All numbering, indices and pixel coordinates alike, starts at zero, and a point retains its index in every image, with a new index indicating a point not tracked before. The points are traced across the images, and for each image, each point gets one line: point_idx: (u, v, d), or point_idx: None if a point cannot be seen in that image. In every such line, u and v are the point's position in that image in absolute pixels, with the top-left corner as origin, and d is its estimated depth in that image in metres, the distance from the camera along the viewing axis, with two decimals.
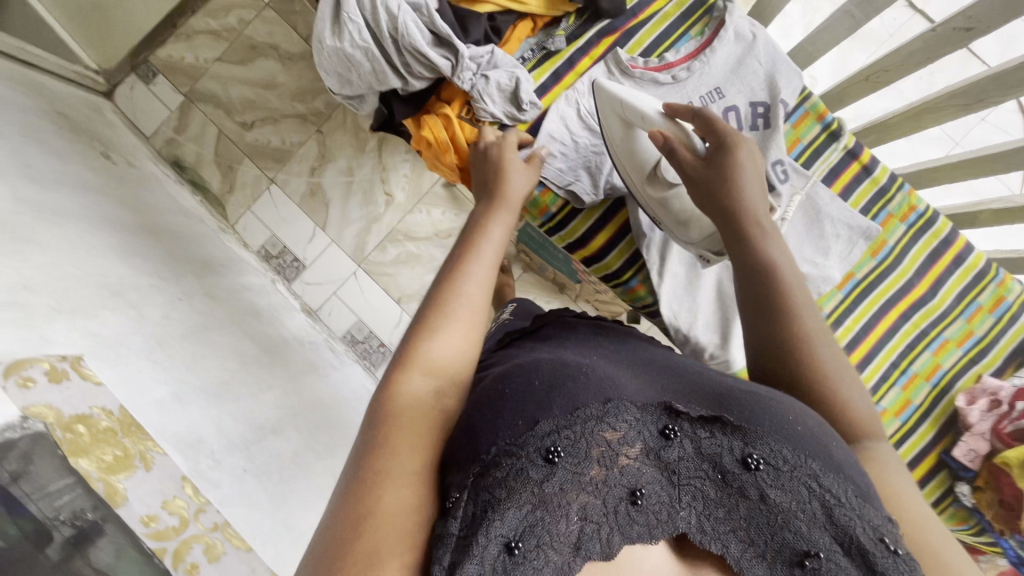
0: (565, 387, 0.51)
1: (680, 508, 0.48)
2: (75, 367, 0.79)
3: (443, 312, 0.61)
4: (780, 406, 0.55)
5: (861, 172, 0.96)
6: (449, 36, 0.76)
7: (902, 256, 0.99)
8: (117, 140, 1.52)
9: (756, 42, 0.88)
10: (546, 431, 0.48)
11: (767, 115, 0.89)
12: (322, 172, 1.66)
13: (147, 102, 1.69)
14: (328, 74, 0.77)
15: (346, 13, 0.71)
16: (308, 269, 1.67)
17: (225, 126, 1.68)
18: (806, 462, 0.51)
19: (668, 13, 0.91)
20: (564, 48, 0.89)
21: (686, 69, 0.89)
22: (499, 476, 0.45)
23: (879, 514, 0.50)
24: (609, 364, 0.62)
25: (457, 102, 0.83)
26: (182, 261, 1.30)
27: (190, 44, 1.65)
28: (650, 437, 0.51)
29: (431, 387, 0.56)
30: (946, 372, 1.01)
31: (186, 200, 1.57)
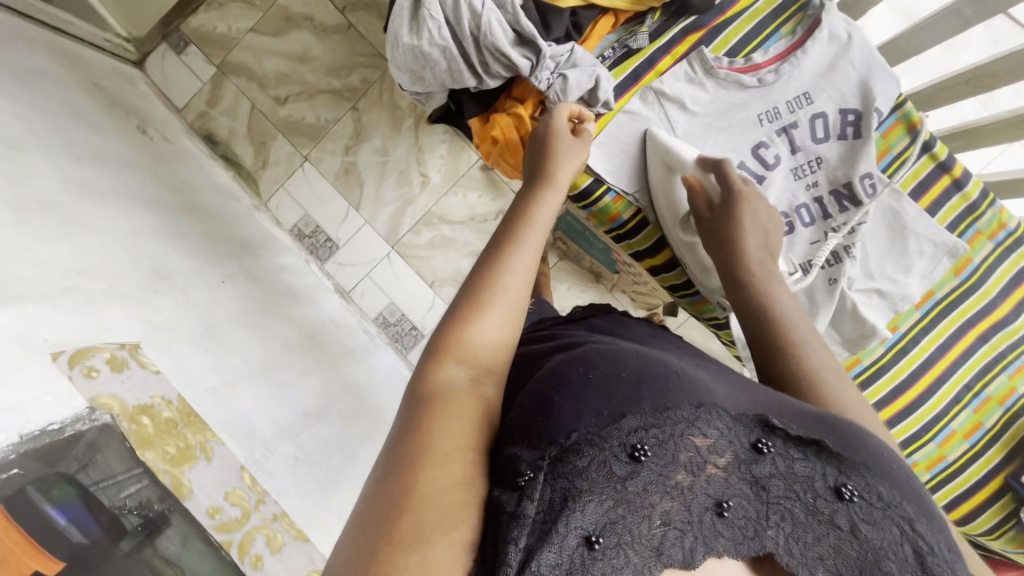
0: (654, 386, 0.46)
1: (768, 527, 0.44)
2: (133, 355, 0.79)
3: (482, 299, 0.58)
4: (870, 437, 0.49)
5: (951, 186, 0.90)
6: (533, 35, 0.71)
7: (988, 275, 0.95)
8: (150, 114, 1.50)
9: (855, 42, 0.81)
10: (630, 428, 0.43)
11: (858, 121, 0.82)
12: (357, 150, 1.63)
13: (178, 73, 1.65)
14: (400, 71, 0.74)
15: (426, 11, 0.67)
16: (341, 249, 1.66)
17: (259, 101, 1.65)
18: (901, 502, 0.44)
19: (758, 10, 0.85)
20: (647, 46, 0.82)
21: (774, 71, 0.83)
22: (580, 465, 0.41)
23: (969, 572, 0.43)
24: (705, 365, 0.57)
25: (530, 101, 0.78)
26: (221, 242, 1.29)
27: (223, 14, 1.62)
28: (741, 448, 0.45)
29: (470, 372, 0.53)
30: (1021, 396, 0.98)
31: (218, 176, 1.57)
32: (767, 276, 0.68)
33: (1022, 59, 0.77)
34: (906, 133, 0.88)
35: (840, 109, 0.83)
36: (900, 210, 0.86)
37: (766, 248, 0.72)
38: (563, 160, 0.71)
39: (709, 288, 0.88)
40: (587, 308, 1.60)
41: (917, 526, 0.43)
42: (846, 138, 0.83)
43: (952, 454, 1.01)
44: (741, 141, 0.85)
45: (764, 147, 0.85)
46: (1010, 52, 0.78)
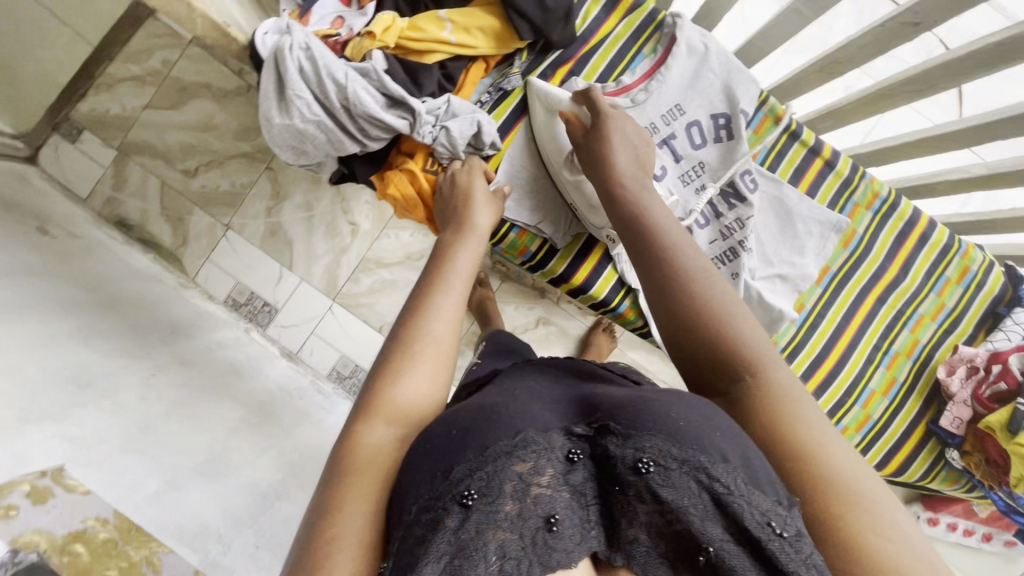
0: (478, 428, 0.47)
1: (590, 527, 0.46)
2: (58, 481, 0.75)
3: (410, 351, 0.59)
4: (679, 398, 0.48)
5: (824, 167, 0.97)
6: (403, 96, 0.70)
7: (873, 243, 1.01)
8: (51, 211, 1.43)
9: (712, 51, 0.85)
10: (459, 476, 0.44)
11: (728, 124, 0.87)
12: (280, 210, 1.60)
13: (77, 161, 1.58)
14: (281, 149, 0.73)
15: (291, 90, 0.66)
16: (281, 311, 1.62)
17: (168, 176, 1.60)
18: (693, 454, 0.43)
19: (619, 35, 0.89)
20: (521, 84, 0.85)
21: (644, 90, 0.85)
22: (421, 533, 0.42)
23: (767, 498, 0.42)
24: (530, 388, 0.57)
25: (420, 154, 0.79)
26: (147, 331, 1.24)
27: (114, 94, 1.56)
28: (557, 462, 0.46)
29: (398, 429, 0.54)
30: (925, 346, 1.06)
31: (138, 261, 1.51)
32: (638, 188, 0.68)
33: (860, 45, 0.84)
34: (775, 125, 0.94)
35: (711, 114, 0.87)
36: (782, 199, 0.92)
37: (637, 165, 0.72)
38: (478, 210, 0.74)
39: (597, 226, 0.88)
40: (538, 324, 1.61)
41: (713, 471, 0.42)
42: (721, 141, 0.87)
43: (876, 412, 1.08)
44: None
45: None
46: (849, 40, 0.85)
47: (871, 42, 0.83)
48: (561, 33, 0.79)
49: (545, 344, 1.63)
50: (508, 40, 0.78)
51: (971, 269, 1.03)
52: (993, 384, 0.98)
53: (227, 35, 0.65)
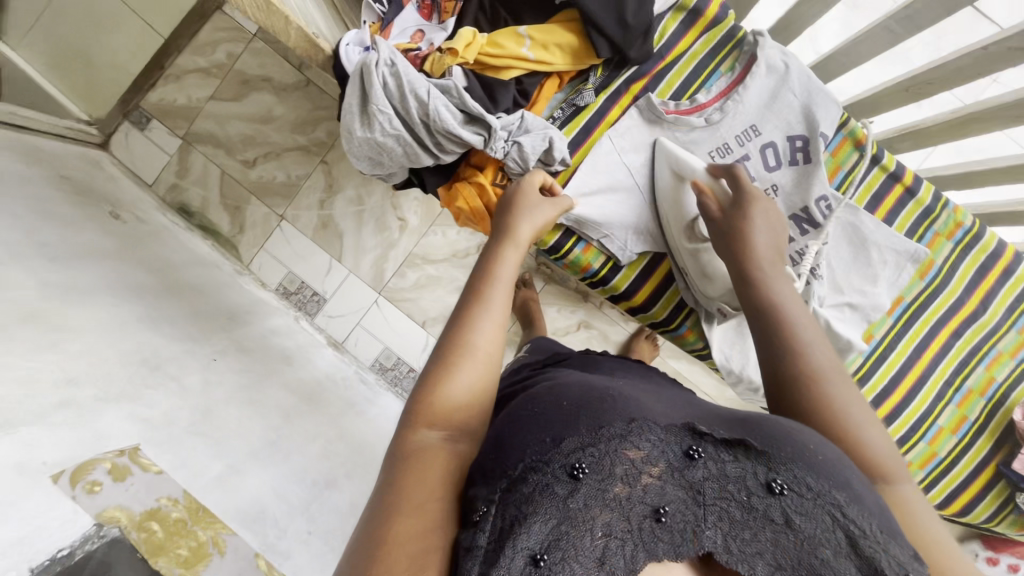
0: (595, 406, 0.49)
1: (704, 527, 0.44)
2: (133, 459, 0.80)
3: (451, 357, 0.58)
4: (808, 434, 0.52)
5: (905, 194, 0.93)
6: (481, 113, 0.70)
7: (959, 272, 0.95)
8: (121, 196, 1.50)
9: (793, 71, 0.83)
10: (570, 448, 0.45)
11: (806, 147, 0.84)
12: (332, 203, 1.64)
13: (143, 148, 1.66)
14: (359, 160, 0.74)
15: (374, 105, 0.66)
16: (328, 301, 1.66)
17: (227, 166, 1.66)
18: (830, 490, 0.46)
19: (696, 51, 0.87)
20: (593, 100, 0.84)
21: (719, 110, 0.85)
22: (526, 492, 0.43)
23: (903, 551, 0.44)
24: (640, 388, 0.59)
25: (490, 167, 0.79)
26: (208, 316, 1.29)
27: (181, 84, 1.62)
28: (674, 456, 0.47)
29: (445, 432, 0.54)
30: (1001, 384, 1.01)
31: (198, 247, 1.58)
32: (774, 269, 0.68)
33: (955, 67, 0.81)
34: (854, 149, 0.90)
35: (787, 136, 0.85)
36: (855, 225, 0.89)
37: (775, 251, 0.70)
38: (526, 217, 0.70)
39: (709, 294, 0.89)
40: (579, 327, 1.61)
41: (847, 510, 0.45)
42: (796, 164, 0.85)
43: (943, 450, 1.04)
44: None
45: None
46: (943, 62, 0.82)
47: (968, 64, 0.79)
48: (638, 50, 0.76)
49: (586, 348, 1.63)
50: (586, 56, 0.77)
51: None
52: None
53: (315, 44, 0.68)
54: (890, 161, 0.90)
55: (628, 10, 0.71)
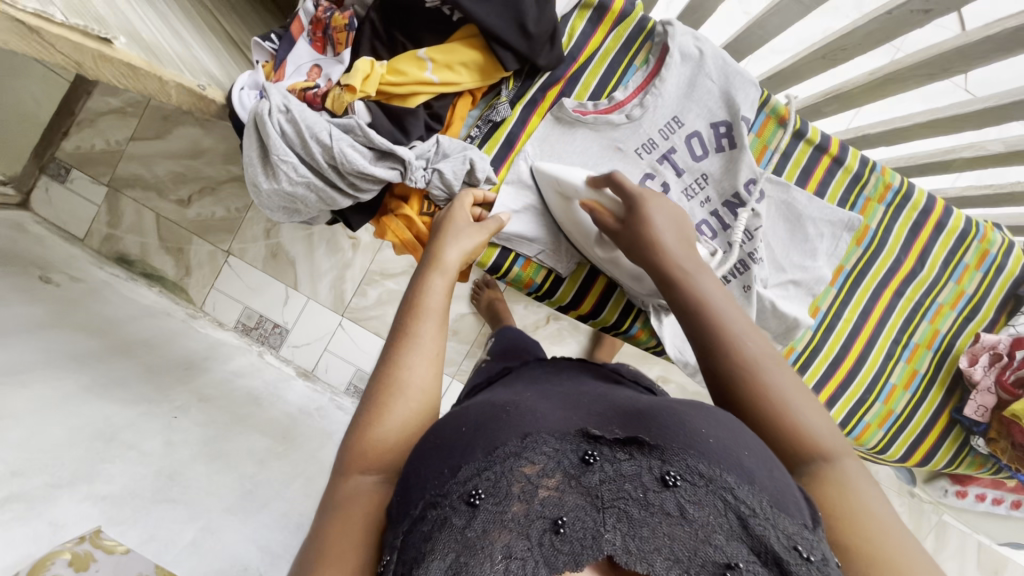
0: (488, 432, 0.49)
1: (605, 531, 0.41)
2: (96, 543, 0.81)
3: (378, 392, 0.57)
4: (699, 412, 0.52)
5: (833, 165, 0.92)
6: (391, 147, 0.67)
7: None
8: (51, 257, 1.42)
9: (707, 57, 0.80)
10: (466, 477, 0.45)
11: (730, 132, 0.83)
12: (278, 231, 1.57)
13: (68, 201, 1.57)
14: (273, 210, 0.69)
15: (276, 155, 0.62)
16: (291, 332, 1.62)
17: (162, 208, 1.58)
18: (720, 474, 0.46)
19: (609, 48, 0.83)
20: (510, 114, 0.81)
21: (638, 106, 0.82)
22: (426, 531, 0.43)
23: (792, 522, 0.45)
24: (542, 396, 0.59)
25: (414, 197, 0.76)
26: (163, 371, 1.25)
27: (96, 129, 1.53)
28: (569, 465, 0.46)
29: (381, 474, 0.52)
30: (945, 335, 1.04)
31: (144, 297, 1.51)
32: (691, 268, 0.66)
33: (866, 33, 0.81)
34: (780, 126, 0.88)
35: (710, 123, 0.83)
36: (788, 202, 0.89)
37: (683, 242, 0.69)
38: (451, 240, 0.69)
39: (645, 294, 0.89)
40: (549, 320, 1.60)
41: (736, 492, 0.45)
42: (723, 150, 0.84)
43: (899, 406, 1.07)
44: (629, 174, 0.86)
45: (650, 179, 0.86)
46: (854, 28, 0.82)
47: (877, 29, 0.79)
48: (546, 55, 0.73)
49: (558, 339, 1.62)
50: (494, 70, 0.72)
51: None
52: None
53: (205, 96, 0.62)
54: (813, 134, 0.89)
55: (527, 19, 0.66)
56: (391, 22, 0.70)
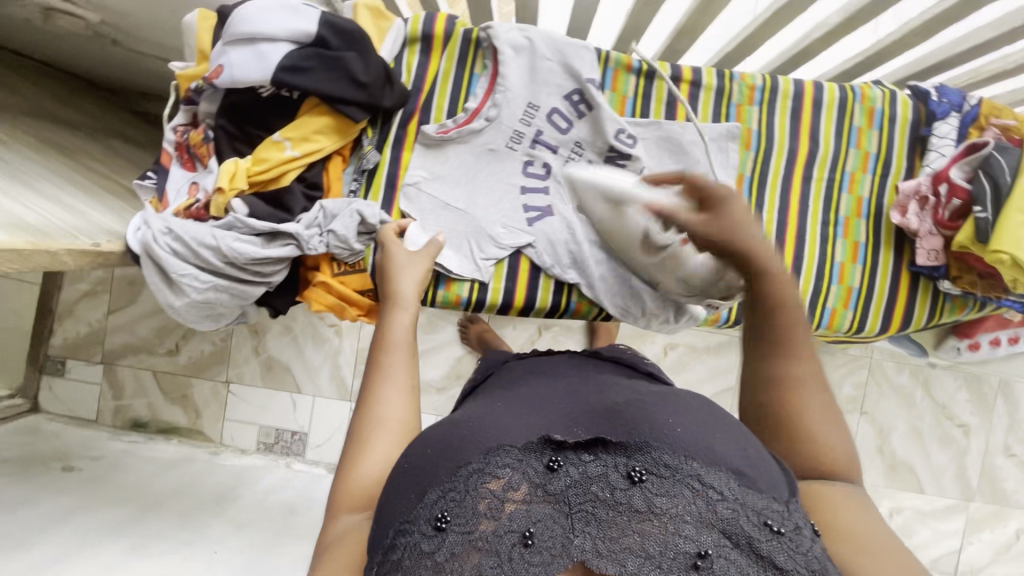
0: (455, 449, 0.47)
1: (575, 536, 0.39)
2: None
3: (356, 437, 0.55)
4: (666, 403, 0.50)
5: (694, 90, 0.76)
6: (276, 226, 0.63)
7: (770, 133, 0.77)
8: (70, 446, 1.48)
9: (534, 39, 0.72)
10: (432, 499, 0.43)
11: (584, 96, 0.73)
12: (265, 345, 1.62)
13: (71, 390, 1.64)
14: (200, 322, 0.65)
15: (174, 272, 0.60)
16: (310, 433, 1.62)
17: (155, 364, 1.63)
18: (686, 462, 0.43)
19: (443, 66, 0.73)
20: (381, 157, 0.71)
21: (493, 106, 0.71)
22: (396, 558, 0.42)
23: (761, 497, 0.43)
24: (516, 403, 0.56)
25: (325, 261, 0.70)
26: (195, 512, 1.27)
27: (76, 316, 1.63)
28: (534, 473, 0.43)
29: (366, 512, 0.51)
30: None
31: (164, 451, 1.55)
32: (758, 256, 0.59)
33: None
34: (629, 73, 0.75)
35: (562, 97, 0.73)
36: (668, 136, 0.75)
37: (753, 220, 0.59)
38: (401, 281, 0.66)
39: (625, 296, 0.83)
40: (542, 331, 1.59)
41: (702, 477, 0.43)
42: (585, 116, 0.73)
43: None
44: (503, 177, 0.73)
45: (533, 168, 0.74)
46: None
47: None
48: (391, 96, 0.68)
49: (559, 345, 1.61)
50: (351, 127, 0.68)
51: (877, 107, 0.78)
52: (948, 203, 0.73)
53: (104, 251, 0.66)
54: (664, 67, 0.75)
55: (356, 70, 0.63)
56: (240, 117, 0.65)
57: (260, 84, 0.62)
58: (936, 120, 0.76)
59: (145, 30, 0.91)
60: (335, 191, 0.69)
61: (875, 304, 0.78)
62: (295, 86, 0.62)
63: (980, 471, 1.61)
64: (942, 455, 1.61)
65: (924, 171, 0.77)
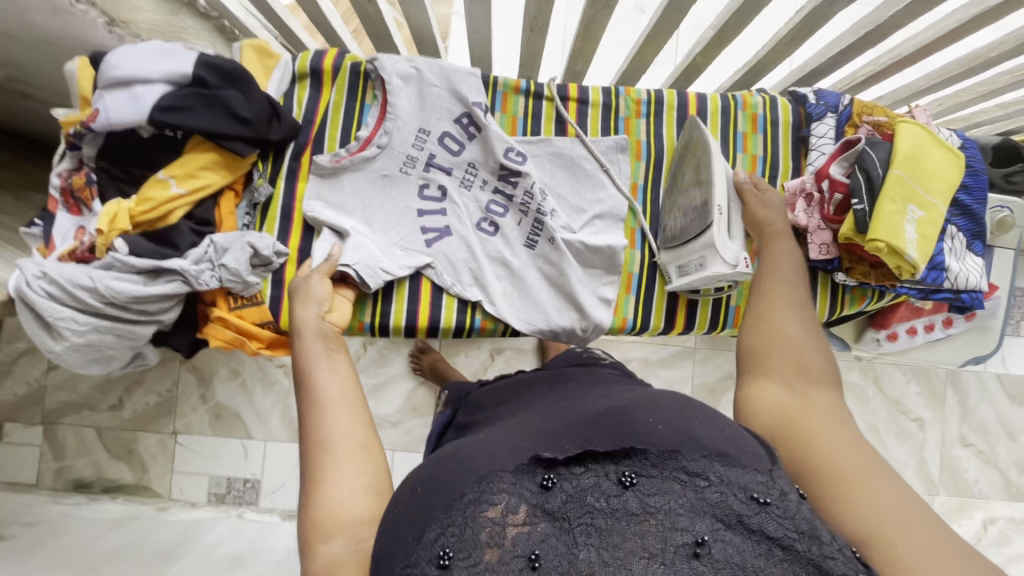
0: (442, 482, 0.43)
1: (579, 551, 0.37)
2: None
3: (314, 467, 0.49)
4: (650, 406, 0.47)
5: (581, 106, 0.79)
6: (159, 263, 0.63)
7: (660, 141, 0.79)
8: (4, 513, 1.40)
9: (421, 66, 0.74)
10: (431, 538, 0.40)
11: (473, 119, 0.75)
12: (213, 392, 1.59)
13: (9, 455, 1.57)
14: (88, 366, 0.64)
15: (50, 316, 0.58)
16: (264, 480, 1.58)
17: (99, 420, 1.58)
18: (670, 452, 0.41)
19: (333, 99, 0.75)
20: (275, 190, 0.73)
21: (383, 133, 0.73)
22: None
23: (749, 472, 0.41)
24: (496, 425, 0.53)
25: (221, 296, 0.70)
26: (134, 572, 1.21)
27: (13, 377, 1.57)
28: (529, 494, 0.40)
29: (347, 540, 0.45)
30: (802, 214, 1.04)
31: (108, 511, 1.48)
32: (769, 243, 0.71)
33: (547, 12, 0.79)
34: (517, 95, 0.78)
35: (453, 120, 0.76)
36: (558, 152, 0.77)
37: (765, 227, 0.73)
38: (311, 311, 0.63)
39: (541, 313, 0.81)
40: (494, 357, 1.57)
41: (689, 467, 0.40)
42: (476, 138, 0.76)
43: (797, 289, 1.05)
44: (400, 201, 0.75)
45: (428, 190, 0.76)
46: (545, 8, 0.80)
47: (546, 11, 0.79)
48: (280, 129, 0.70)
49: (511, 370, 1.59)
50: (240, 161, 0.69)
51: (759, 113, 0.82)
52: (831, 198, 0.75)
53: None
54: (550, 86, 0.78)
55: (237, 107, 0.65)
56: (125, 161, 0.66)
57: (139, 125, 0.63)
58: (814, 121, 0.81)
59: (52, 84, 0.92)
60: (228, 226, 0.70)
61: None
62: (174, 126, 0.63)
63: (940, 463, 1.62)
64: (902, 451, 1.61)
65: (808, 170, 0.80)
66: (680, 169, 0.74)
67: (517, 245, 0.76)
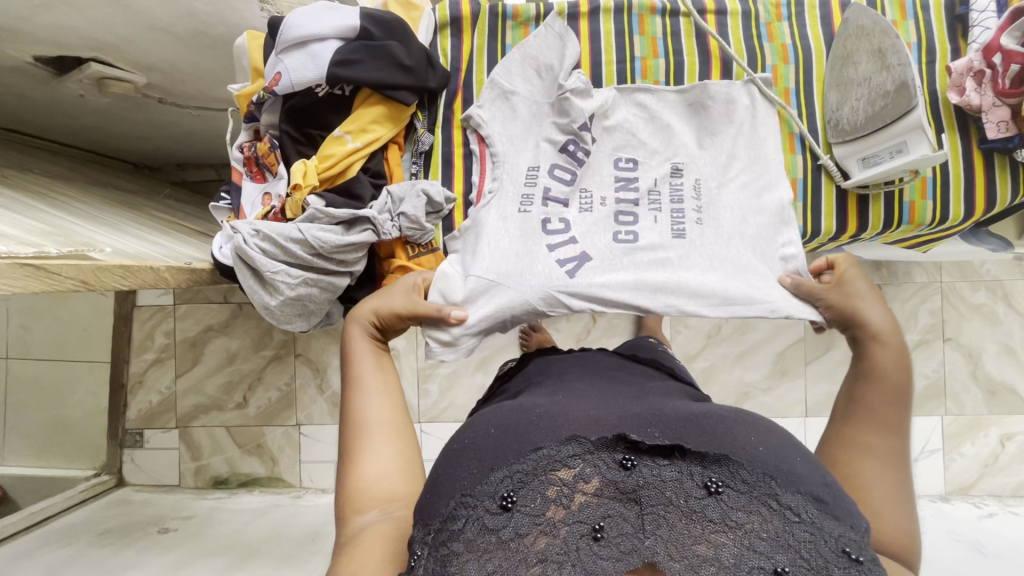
0: (521, 432, 0.45)
1: (646, 537, 0.38)
2: None
3: (351, 445, 0.53)
4: (749, 422, 0.46)
5: (719, 17, 0.77)
6: (352, 214, 0.65)
7: (807, 42, 0.76)
8: (160, 510, 1.50)
9: (511, 88, 0.73)
10: (498, 478, 0.41)
11: (580, 145, 0.72)
12: (328, 382, 1.64)
13: (151, 459, 1.68)
14: (294, 323, 0.67)
15: (266, 270, 0.62)
16: None
17: (226, 419, 1.66)
18: (766, 478, 0.40)
19: (477, 46, 0.76)
20: (435, 140, 0.74)
21: (493, 183, 0.71)
22: (454, 529, 0.40)
23: (841, 524, 0.40)
24: (574, 394, 0.57)
25: (397, 249, 0.71)
26: (291, 553, 1.27)
27: (147, 386, 1.68)
28: (608, 470, 0.41)
29: (379, 509, 0.48)
30: None
31: (249, 502, 1.55)
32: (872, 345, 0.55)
33: None
34: (653, 15, 0.77)
35: (558, 150, 0.72)
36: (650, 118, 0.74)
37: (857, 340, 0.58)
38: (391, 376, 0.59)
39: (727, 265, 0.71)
40: (598, 317, 1.55)
41: (781, 497, 0.40)
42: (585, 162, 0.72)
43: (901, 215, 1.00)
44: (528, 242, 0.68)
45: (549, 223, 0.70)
46: None
47: None
48: (435, 78, 0.71)
49: (617, 328, 1.57)
50: (402, 112, 0.70)
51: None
52: (1005, 72, 0.69)
53: (195, 270, 0.68)
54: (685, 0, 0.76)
55: (401, 55, 0.66)
56: (300, 120, 0.68)
57: (316, 83, 0.65)
58: None
59: (187, 84, 0.98)
60: (399, 177, 0.72)
61: (952, 185, 0.75)
62: (347, 79, 0.64)
63: None
64: None
65: (972, 48, 0.74)
66: (849, 64, 0.72)
67: (667, 239, 0.69)
